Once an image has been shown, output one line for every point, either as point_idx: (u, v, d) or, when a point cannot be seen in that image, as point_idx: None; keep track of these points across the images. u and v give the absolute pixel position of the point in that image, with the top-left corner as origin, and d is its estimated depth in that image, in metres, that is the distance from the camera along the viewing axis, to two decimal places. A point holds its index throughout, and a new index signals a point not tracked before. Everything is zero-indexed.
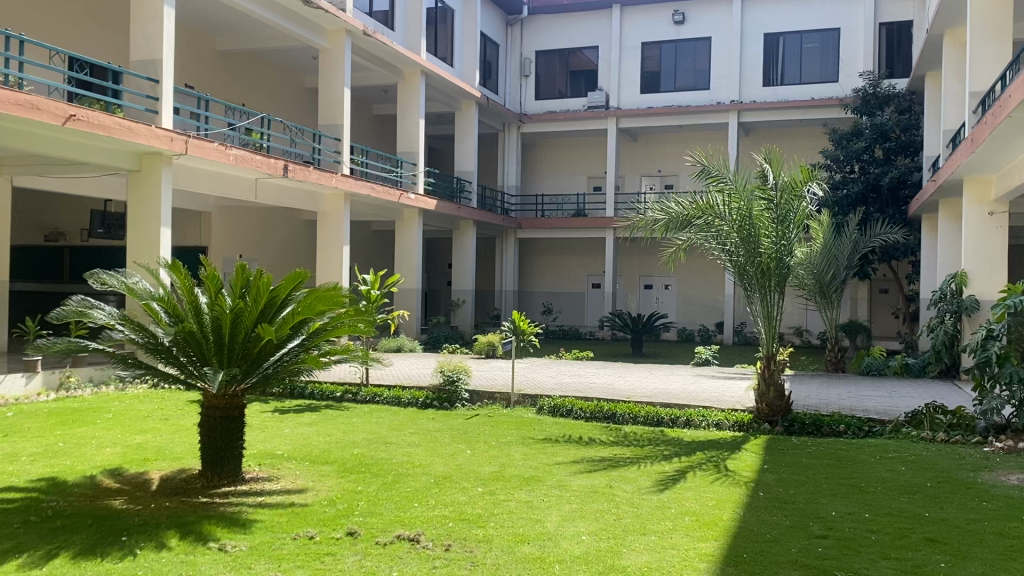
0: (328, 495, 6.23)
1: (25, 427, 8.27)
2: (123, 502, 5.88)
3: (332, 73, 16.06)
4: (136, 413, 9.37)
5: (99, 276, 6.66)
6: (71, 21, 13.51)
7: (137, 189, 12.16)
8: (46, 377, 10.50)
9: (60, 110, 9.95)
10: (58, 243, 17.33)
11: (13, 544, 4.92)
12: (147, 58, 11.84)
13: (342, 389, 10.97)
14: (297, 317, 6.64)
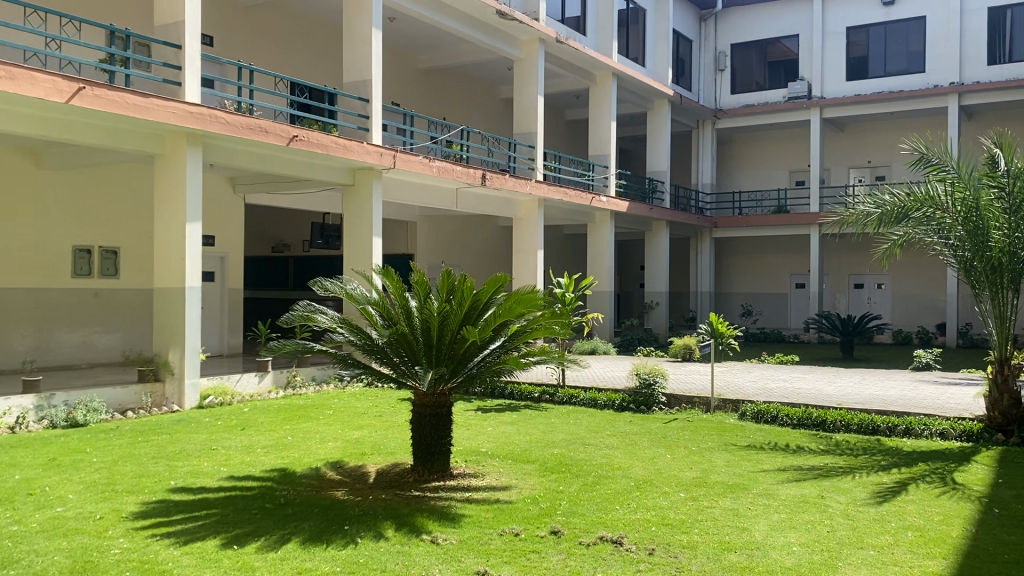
0: (531, 493, 6.37)
1: (259, 422, 9.09)
2: (344, 493, 6.31)
3: (527, 82, 16.39)
4: (353, 409, 10.04)
5: (322, 283, 7.20)
6: (292, 50, 14.73)
7: (350, 201, 13.02)
8: (275, 376, 11.47)
9: (284, 131, 10.86)
10: (283, 254, 18.92)
11: (252, 528, 5.41)
12: (358, 79, 12.64)
13: (540, 390, 11.17)
14: (499, 319, 6.81)
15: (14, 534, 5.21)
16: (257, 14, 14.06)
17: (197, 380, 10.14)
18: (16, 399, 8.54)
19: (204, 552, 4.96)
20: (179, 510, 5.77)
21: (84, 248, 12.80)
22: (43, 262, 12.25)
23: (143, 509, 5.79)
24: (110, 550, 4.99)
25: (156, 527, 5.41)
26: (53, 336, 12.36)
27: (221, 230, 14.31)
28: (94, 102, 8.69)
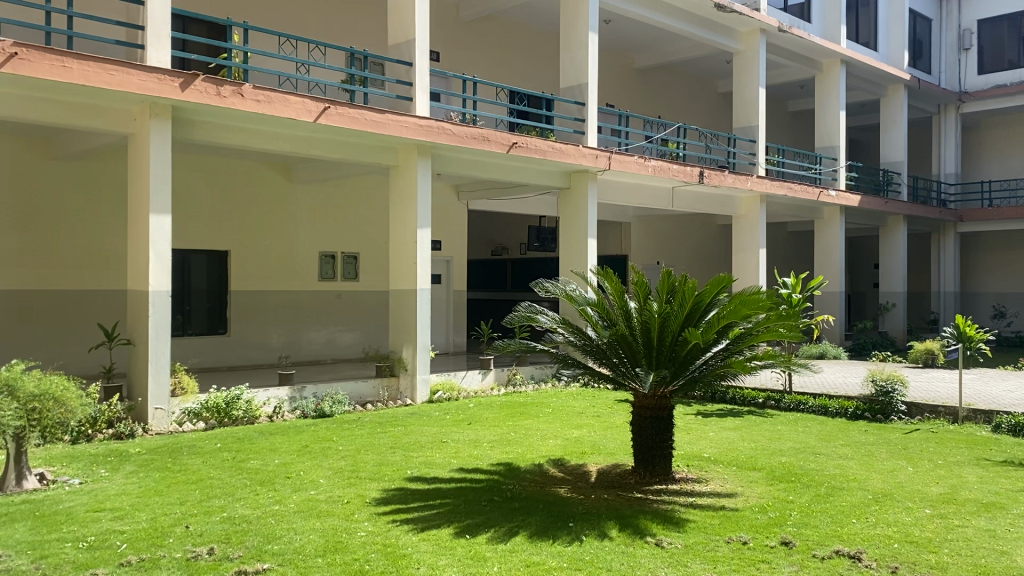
0: (758, 501, 6.15)
1: (484, 417, 9.47)
2: (568, 490, 6.43)
3: (747, 74, 15.84)
4: (573, 409, 10.20)
5: (543, 284, 7.39)
6: (512, 59, 15.21)
7: (568, 204, 13.23)
8: (498, 374, 11.91)
9: (505, 138, 11.24)
10: (503, 256, 19.57)
11: (483, 519, 5.66)
12: (575, 83, 12.81)
13: (764, 395, 10.78)
14: (723, 321, 6.61)
15: (276, 513, 5.79)
16: (479, 26, 14.66)
17: (427, 376, 10.74)
18: (274, 390, 9.48)
19: (439, 540, 5.25)
20: (417, 498, 6.14)
21: (328, 254, 13.96)
22: (292, 267, 13.49)
23: (384, 495, 6.23)
24: (357, 532, 5.41)
25: (396, 513, 5.80)
26: (303, 334, 13.60)
27: (446, 234, 15.05)
28: (338, 120, 9.47)
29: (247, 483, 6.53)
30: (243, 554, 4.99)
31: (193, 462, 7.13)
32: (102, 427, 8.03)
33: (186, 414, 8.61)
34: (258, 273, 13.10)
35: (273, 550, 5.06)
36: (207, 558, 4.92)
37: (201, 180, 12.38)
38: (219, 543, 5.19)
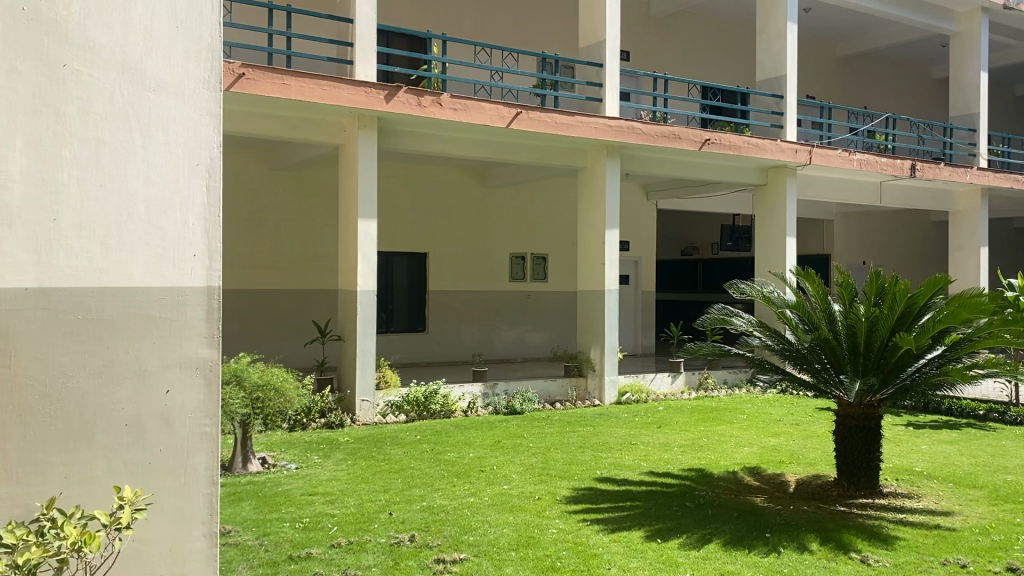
0: (980, 522, 5.65)
1: (675, 421, 9.32)
2: (764, 500, 6.20)
3: (966, 57, 14.55)
4: (769, 415, 9.82)
5: (739, 285, 7.17)
6: (705, 55, 14.88)
7: (764, 202, 12.76)
8: (688, 378, 11.69)
9: (697, 135, 11.01)
10: (693, 257, 19.17)
11: (674, 524, 5.58)
12: (772, 76, 12.31)
13: (986, 407, 9.88)
14: (938, 326, 6.10)
15: (471, 505, 6.00)
16: (669, 24, 14.44)
17: (616, 377, 10.72)
18: (468, 386, 9.83)
19: (630, 542, 5.23)
20: (607, 499, 6.15)
21: (519, 255, 14.29)
22: (485, 268, 13.92)
23: (574, 493, 6.29)
24: (548, 528, 5.50)
25: (587, 512, 5.84)
26: (496, 333, 14.04)
27: (636, 235, 14.96)
28: (529, 125, 9.67)
29: (445, 474, 6.81)
30: (442, 543, 5.22)
31: (394, 452, 7.54)
32: (315, 417, 8.67)
33: (388, 407, 9.12)
34: (454, 274, 13.63)
35: (469, 541, 5.25)
36: (409, 545, 5.19)
37: (402, 186, 13.07)
38: (420, 530, 5.46)
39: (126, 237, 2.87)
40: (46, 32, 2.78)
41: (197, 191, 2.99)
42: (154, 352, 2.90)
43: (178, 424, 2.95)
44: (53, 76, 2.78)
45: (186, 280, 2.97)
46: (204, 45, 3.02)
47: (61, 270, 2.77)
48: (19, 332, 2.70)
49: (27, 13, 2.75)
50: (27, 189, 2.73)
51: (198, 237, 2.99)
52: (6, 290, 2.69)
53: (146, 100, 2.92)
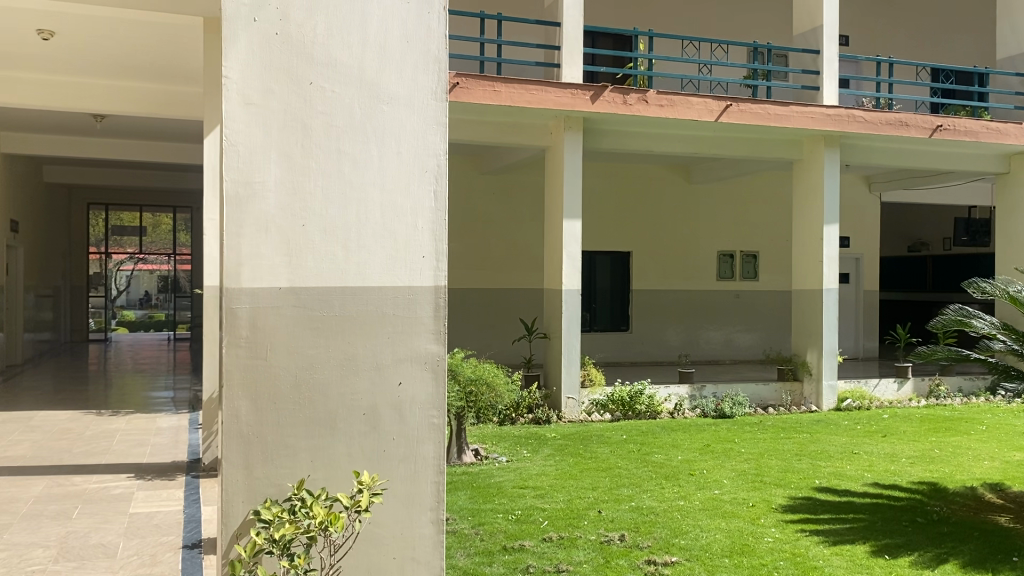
0: None
1: (903, 430, 8.67)
2: (1009, 520, 5.63)
3: None
4: (1014, 428, 8.89)
5: (980, 284, 6.52)
6: (935, 34, 13.75)
7: (1005, 192, 11.57)
8: (917, 385, 10.84)
9: (927, 122, 10.17)
10: (923, 252, 17.81)
11: (904, 541, 5.19)
12: (1014, 53, 11.24)
13: None
14: None
15: (682, 508, 5.91)
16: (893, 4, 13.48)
17: (835, 382, 10.14)
18: (675, 387, 9.67)
19: (854, 557, 4.93)
20: (827, 510, 5.84)
21: (727, 253, 13.88)
22: (692, 267, 13.66)
23: (791, 502, 6.02)
24: (763, 537, 5.31)
25: (805, 523, 5.57)
26: (703, 333, 13.73)
27: (856, 230, 14.08)
28: (740, 118, 9.37)
29: (653, 476, 6.75)
30: (652, 544, 5.18)
31: (601, 451, 7.58)
32: (523, 412, 8.92)
33: (593, 405, 9.19)
34: (659, 273, 13.48)
35: (681, 544, 5.17)
36: (619, 544, 5.19)
37: (608, 186, 13.13)
38: (629, 530, 5.45)
39: (364, 240, 3.08)
40: (295, 53, 3.01)
41: (426, 196, 3.15)
42: (387, 347, 3.10)
43: (409, 415, 3.13)
44: (302, 94, 3.02)
45: (416, 279, 3.13)
46: (432, 57, 3.17)
47: (308, 271, 3.02)
48: (273, 327, 2.98)
49: (280, 37, 3.00)
50: (280, 197, 2.99)
51: (427, 238, 3.15)
52: (263, 290, 2.98)
53: (381, 112, 3.11)
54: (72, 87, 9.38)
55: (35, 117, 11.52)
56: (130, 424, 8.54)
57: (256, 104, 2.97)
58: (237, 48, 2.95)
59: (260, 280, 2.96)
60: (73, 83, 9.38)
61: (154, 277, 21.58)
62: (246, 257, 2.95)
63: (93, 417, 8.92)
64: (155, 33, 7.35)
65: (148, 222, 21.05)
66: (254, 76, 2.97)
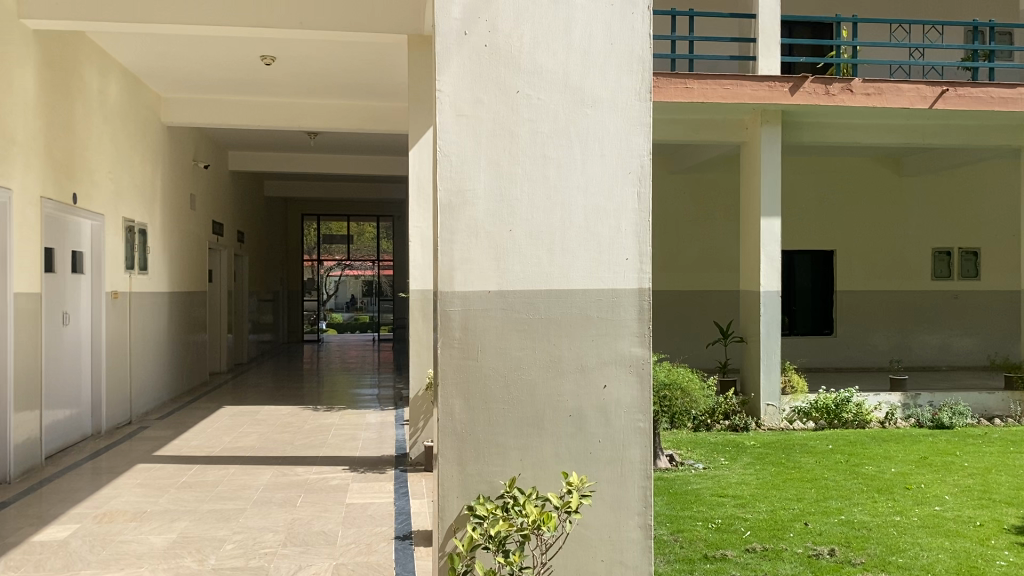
0: None
1: None
2: None
3: None
4: None
5: None
6: None
7: None
8: None
9: None
10: None
11: None
12: None
13: None
14: None
15: (897, 524, 5.52)
16: None
17: None
18: (886, 395, 9.03)
19: None
20: None
21: (943, 251, 12.86)
22: (903, 266, 12.77)
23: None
24: (994, 560, 4.85)
25: None
26: (915, 337, 12.80)
27: None
28: (958, 104, 8.66)
29: (864, 488, 6.36)
30: (866, 561, 4.87)
31: (806, 461, 7.23)
32: (719, 418, 8.67)
33: (795, 413, 8.77)
34: (866, 272, 12.70)
35: (898, 563, 4.83)
36: (829, 559, 4.93)
37: (807, 182, 12.52)
38: (840, 545, 5.16)
39: (569, 243, 3.11)
40: (502, 62, 3.08)
41: (629, 198, 3.13)
42: (592, 349, 3.11)
43: (614, 418, 3.12)
44: (509, 102, 3.08)
45: (621, 282, 3.13)
46: (635, 58, 3.15)
47: (516, 274, 3.07)
48: (483, 329, 3.07)
49: (489, 49, 3.07)
50: (489, 204, 3.06)
51: (630, 241, 3.13)
52: (473, 294, 3.07)
53: (585, 116, 3.12)
54: (290, 107, 10.16)
55: (259, 137, 12.57)
56: (342, 420, 9.13)
57: (467, 115, 3.06)
58: (449, 61, 3.05)
59: (471, 284, 3.05)
60: (290, 104, 10.15)
61: (359, 282, 22.78)
62: (458, 263, 3.05)
63: (310, 412, 9.61)
64: (363, 52, 7.81)
65: (354, 229, 22.47)
66: (465, 88, 3.06)
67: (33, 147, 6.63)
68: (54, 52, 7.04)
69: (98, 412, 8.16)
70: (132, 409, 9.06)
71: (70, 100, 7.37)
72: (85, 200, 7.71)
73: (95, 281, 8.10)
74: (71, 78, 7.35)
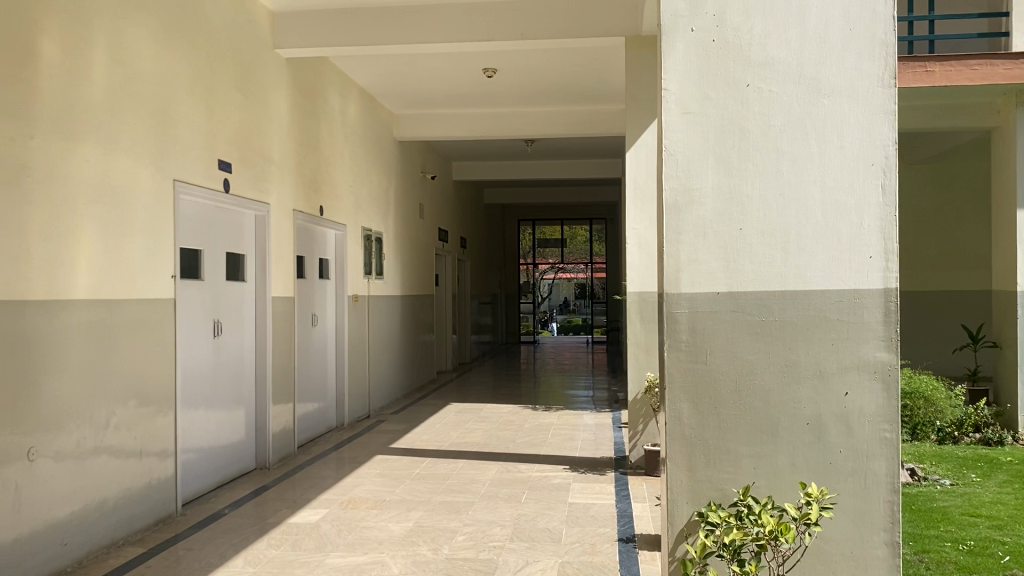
0: None
1: None
2: None
3: None
4: None
5: None
6: None
7: None
8: None
9: None
10: None
11: None
12: None
13: None
14: None
15: None
16: None
17: None
18: None
19: None
20: None
21: None
22: None
23: None
24: None
25: None
26: None
27: None
28: None
29: None
30: None
31: None
32: (968, 431, 7.91)
33: None
34: None
35: None
36: None
37: None
38: None
39: (805, 242, 2.96)
40: (732, 58, 2.99)
41: (873, 192, 2.94)
42: (832, 353, 2.94)
43: (857, 428, 2.93)
44: (739, 97, 2.98)
45: (863, 282, 2.94)
46: (877, 42, 2.94)
47: (747, 274, 2.97)
48: (712, 332, 2.99)
49: (717, 44, 3.00)
50: (718, 204, 2.98)
51: (874, 237, 2.93)
52: (701, 295, 3.00)
53: (821, 106, 2.95)
54: (509, 116, 10.50)
55: (480, 146, 13.11)
56: (561, 420, 9.28)
57: (694, 112, 3.00)
58: (676, 60, 3.00)
59: (699, 284, 2.99)
60: (509, 113, 10.49)
61: (572, 285, 23.08)
62: (685, 263, 3.00)
63: (531, 412, 9.87)
64: (580, 57, 7.93)
65: (568, 233, 22.84)
66: (693, 85, 3.00)
67: (286, 165, 7.31)
68: (303, 77, 7.74)
69: (341, 406, 8.85)
70: (369, 404, 9.74)
71: (316, 120, 8.06)
72: (329, 211, 8.41)
73: (337, 285, 8.79)
74: (317, 100, 8.04)
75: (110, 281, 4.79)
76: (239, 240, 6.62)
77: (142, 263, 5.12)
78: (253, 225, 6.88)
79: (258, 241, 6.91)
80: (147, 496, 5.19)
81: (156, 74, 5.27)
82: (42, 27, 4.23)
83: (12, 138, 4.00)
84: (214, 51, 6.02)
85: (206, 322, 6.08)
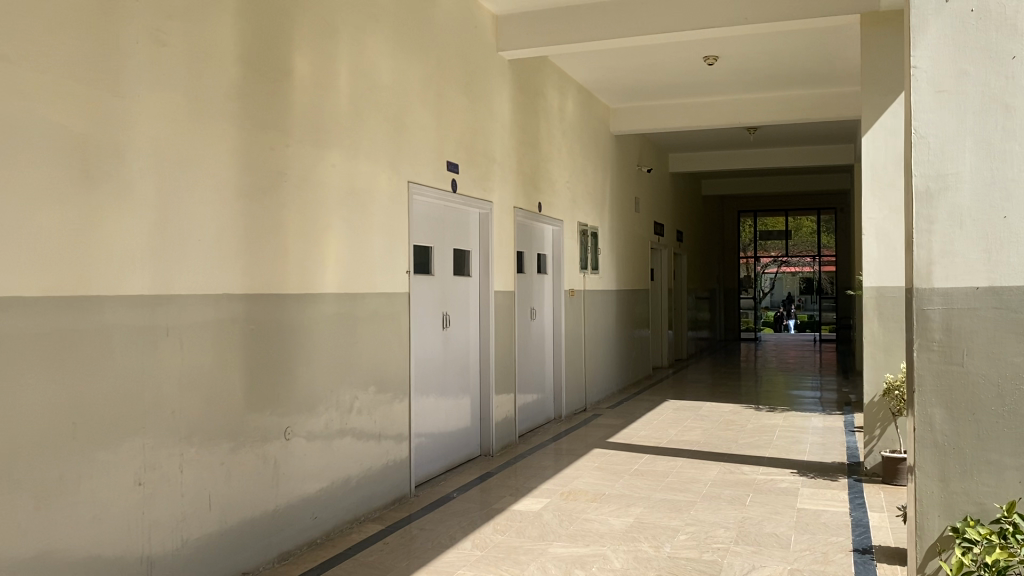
0: None
1: None
2: None
3: None
4: None
5: None
6: None
7: None
8: None
9: None
10: None
11: None
12: None
13: None
14: None
15: None
16: None
17: None
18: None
19: None
20: None
21: None
22: None
23: None
24: None
25: None
26: None
27: None
28: None
29: None
30: None
31: None
32: None
33: None
34: None
35: None
36: None
37: None
38: None
39: None
40: (995, 28, 2.70)
41: None
42: None
43: None
44: (1003, 71, 2.69)
45: None
46: None
47: (1013, 266, 2.67)
48: (971, 331, 2.71)
49: (976, 12, 2.71)
50: (978, 189, 2.71)
51: None
52: (957, 290, 2.73)
53: None
54: (730, 105, 10.17)
55: (699, 136, 12.82)
56: (786, 421, 8.88)
57: (949, 90, 2.73)
58: (927, 33, 2.75)
59: (955, 279, 2.72)
60: (731, 101, 10.17)
61: (797, 280, 22.00)
62: (938, 256, 2.74)
63: (754, 411, 9.54)
64: (808, 39, 7.51)
65: (793, 224, 21.70)
66: (948, 59, 2.73)
67: (508, 164, 7.53)
68: (524, 76, 7.93)
69: (560, 398, 9.02)
70: (587, 397, 9.85)
71: (537, 118, 8.24)
72: (548, 207, 8.58)
73: (555, 280, 8.96)
74: (537, 99, 8.22)
75: (353, 277, 5.17)
76: (464, 237, 6.91)
77: (380, 260, 5.48)
78: (478, 223, 7.16)
79: (482, 239, 7.17)
80: (384, 477, 5.56)
81: (392, 82, 5.61)
82: (296, 43, 4.63)
83: (271, 147, 4.42)
84: (442, 56, 6.32)
85: (435, 316, 6.40)
